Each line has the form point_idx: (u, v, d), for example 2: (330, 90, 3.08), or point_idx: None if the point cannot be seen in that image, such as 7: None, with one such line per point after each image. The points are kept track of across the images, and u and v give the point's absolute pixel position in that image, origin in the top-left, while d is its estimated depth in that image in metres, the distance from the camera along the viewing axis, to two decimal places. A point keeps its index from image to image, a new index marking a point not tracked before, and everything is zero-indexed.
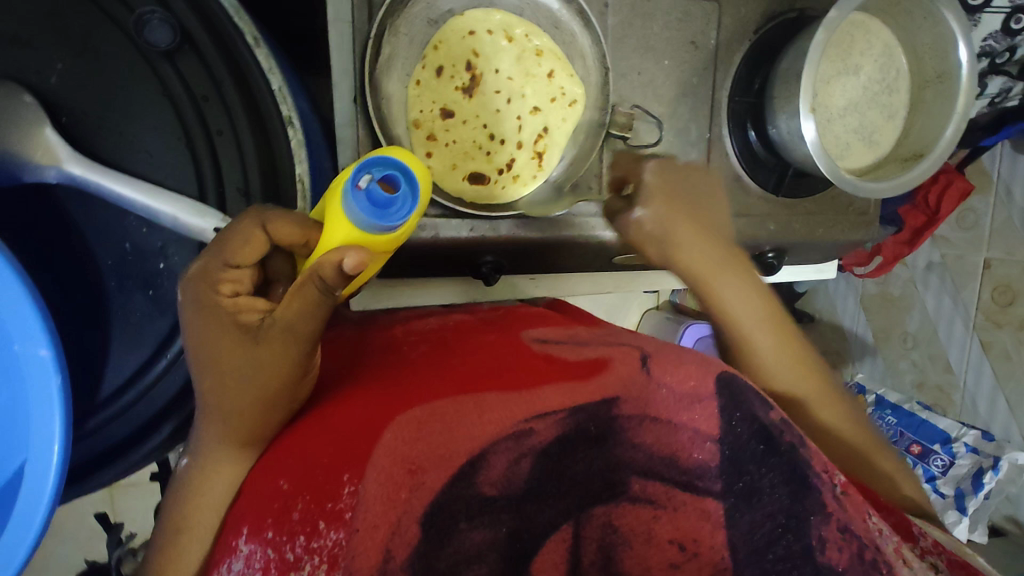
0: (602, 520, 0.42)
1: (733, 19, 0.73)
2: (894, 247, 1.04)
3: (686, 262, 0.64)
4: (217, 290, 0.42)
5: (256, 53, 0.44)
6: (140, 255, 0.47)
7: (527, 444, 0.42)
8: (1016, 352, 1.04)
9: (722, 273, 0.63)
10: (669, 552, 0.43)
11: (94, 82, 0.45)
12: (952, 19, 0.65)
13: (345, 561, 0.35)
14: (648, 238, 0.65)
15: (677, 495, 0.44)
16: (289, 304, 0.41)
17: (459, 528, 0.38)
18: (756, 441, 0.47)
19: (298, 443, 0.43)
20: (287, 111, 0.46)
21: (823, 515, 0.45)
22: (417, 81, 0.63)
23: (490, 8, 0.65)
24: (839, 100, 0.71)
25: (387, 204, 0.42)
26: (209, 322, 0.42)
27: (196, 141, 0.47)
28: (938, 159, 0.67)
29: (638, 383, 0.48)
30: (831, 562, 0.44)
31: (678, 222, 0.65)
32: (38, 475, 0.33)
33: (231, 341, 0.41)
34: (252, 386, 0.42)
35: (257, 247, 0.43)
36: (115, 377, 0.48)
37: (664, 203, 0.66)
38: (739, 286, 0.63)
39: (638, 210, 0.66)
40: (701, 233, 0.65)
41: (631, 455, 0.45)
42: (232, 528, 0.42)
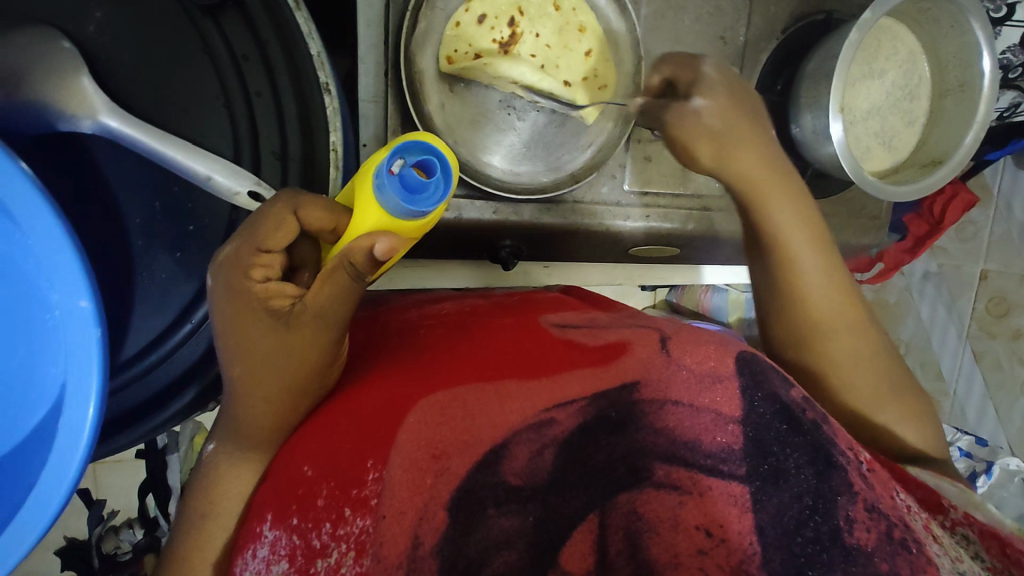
0: (626, 508, 0.41)
1: (763, 17, 0.73)
2: (896, 255, 1.04)
3: (743, 165, 0.57)
4: (248, 275, 0.39)
5: (297, 16, 0.44)
6: (170, 215, 0.46)
7: (549, 434, 0.42)
8: (1008, 364, 1.09)
9: (773, 186, 0.58)
10: (696, 537, 0.41)
11: (131, 33, 0.43)
12: (978, 28, 0.66)
13: (373, 548, 0.35)
14: (706, 131, 0.57)
15: (702, 480, 0.42)
16: (320, 289, 0.40)
17: (487, 514, 0.38)
18: (778, 420, 0.45)
19: (321, 428, 0.43)
20: (324, 78, 0.46)
21: (849, 495, 0.43)
22: (457, 22, 0.60)
23: None
24: (863, 104, 0.72)
25: (418, 189, 0.42)
26: (238, 309, 0.40)
27: (233, 102, 0.46)
28: (956, 165, 0.68)
29: (657, 366, 0.47)
30: (860, 542, 0.42)
31: (740, 120, 0.57)
32: (72, 429, 0.32)
33: (260, 327, 0.40)
34: (280, 370, 0.41)
35: (289, 234, 0.41)
36: (136, 340, 0.47)
37: (726, 96, 0.58)
38: (797, 213, 0.58)
39: (699, 99, 0.57)
40: (759, 138, 0.58)
41: (654, 441, 0.43)
42: (255, 513, 0.40)
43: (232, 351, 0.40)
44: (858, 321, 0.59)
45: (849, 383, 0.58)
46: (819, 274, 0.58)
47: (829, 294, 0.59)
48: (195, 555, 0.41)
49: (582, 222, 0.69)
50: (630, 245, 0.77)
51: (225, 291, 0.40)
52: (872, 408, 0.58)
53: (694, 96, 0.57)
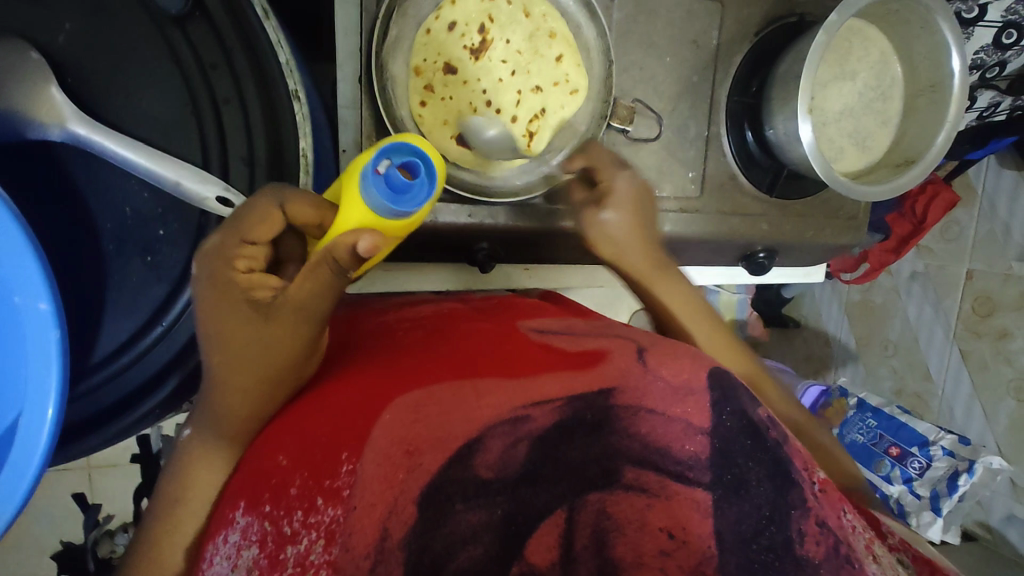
0: (596, 506, 0.41)
1: (734, 21, 0.74)
2: (881, 255, 1.07)
3: (631, 264, 0.63)
4: (231, 266, 0.40)
5: (266, 26, 0.46)
6: (141, 220, 0.47)
7: (523, 429, 0.41)
8: (994, 363, 1.07)
9: (663, 275, 0.64)
10: (660, 539, 0.41)
11: (99, 42, 0.45)
12: (946, 28, 0.67)
13: (342, 538, 0.34)
14: (604, 238, 0.64)
15: (670, 484, 0.43)
16: (302, 283, 0.39)
17: (456, 509, 0.37)
18: (744, 436, 0.46)
19: (298, 420, 0.42)
20: (294, 86, 0.48)
21: (803, 509, 0.45)
22: (428, 29, 0.63)
23: None
24: (835, 104, 0.73)
25: (403, 190, 0.41)
26: (222, 299, 0.40)
27: (202, 109, 0.47)
28: (928, 165, 0.68)
29: (634, 375, 0.47)
30: (808, 554, 0.43)
31: (634, 229, 0.64)
32: (33, 428, 0.33)
33: (242, 321, 0.40)
34: (259, 362, 0.41)
35: (275, 226, 0.40)
36: (108, 342, 0.48)
37: (630, 215, 0.64)
38: (679, 297, 0.63)
39: (607, 211, 0.64)
40: (646, 240, 0.64)
41: (626, 444, 0.43)
42: (229, 501, 0.41)
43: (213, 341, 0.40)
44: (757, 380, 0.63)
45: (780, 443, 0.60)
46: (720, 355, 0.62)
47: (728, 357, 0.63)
48: (164, 545, 0.41)
49: (558, 225, 0.70)
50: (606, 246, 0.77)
51: (209, 285, 0.40)
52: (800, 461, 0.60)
53: (602, 209, 0.64)
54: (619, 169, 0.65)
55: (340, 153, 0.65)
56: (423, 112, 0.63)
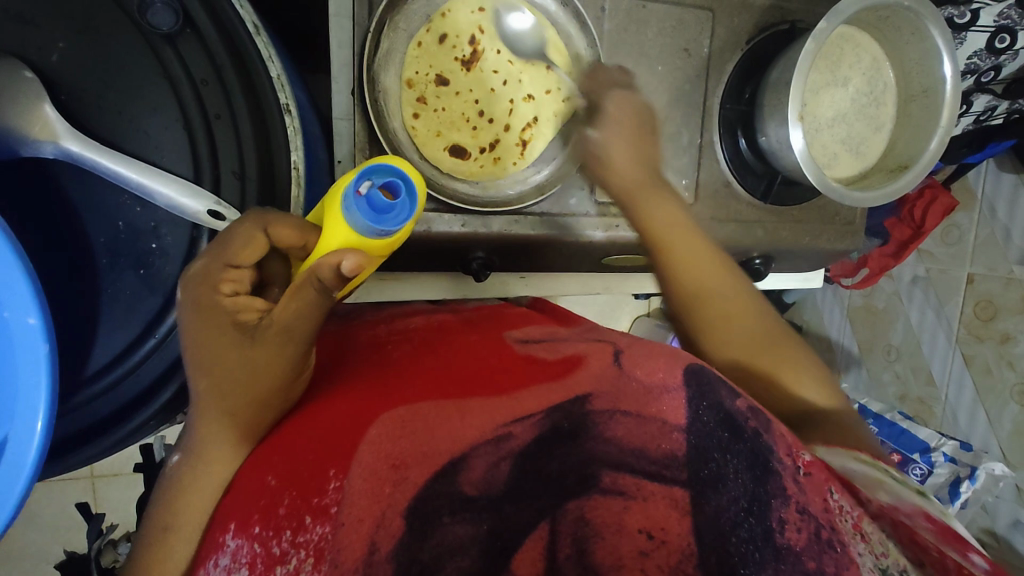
0: (576, 514, 0.40)
1: (726, 28, 0.75)
2: (880, 259, 1.08)
3: (616, 176, 0.63)
4: (217, 290, 0.40)
5: (257, 42, 0.47)
6: (133, 233, 0.48)
7: (506, 447, 0.41)
8: (998, 368, 1.06)
9: (647, 191, 0.63)
10: (638, 540, 0.40)
11: (93, 62, 0.46)
12: (937, 35, 0.66)
13: (331, 554, 0.34)
14: (589, 154, 0.64)
15: (646, 485, 0.42)
16: (286, 306, 0.39)
17: (442, 522, 0.37)
18: (721, 428, 0.46)
19: (287, 440, 0.42)
20: (284, 99, 0.49)
21: (782, 497, 0.44)
22: (418, 42, 0.63)
23: None
24: (827, 111, 0.73)
25: (386, 210, 0.42)
26: (208, 322, 0.40)
27: (194, 123, 0.48)
28: (922, 171, 0.68)
29: (609, 378, 0.48)
30: (790, 542, 0.42)
31: (621, 147, 0.63)
32: (21, 441, 0.34)
33: (230, 344, 0.40)
34: (247, 384, 0.41)
35: (258, 249, 0.41)
36: (103, 354, 0.49)
37: (619, 134, 0.63)
38: (666, 207, 0.62)
39: (592, 131, 0.64)
40: (638, 156, 0.63)
41: (604, 449, 0.43)
42: (217, 524, 0.40)
43: (199, 365, 0.41)
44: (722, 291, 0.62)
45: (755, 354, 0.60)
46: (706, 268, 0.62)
47: (699, 266, 0.62)
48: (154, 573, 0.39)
49: (553, 233, 0.70)
50: (603, 254, 0.78)
51: (195, 308, 0.41)
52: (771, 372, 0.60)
53: (589, 128, 0.64)
54: (611, 89, 0.64)
55: (334, 164, 0.66)
56: (417, 124, 0.64)
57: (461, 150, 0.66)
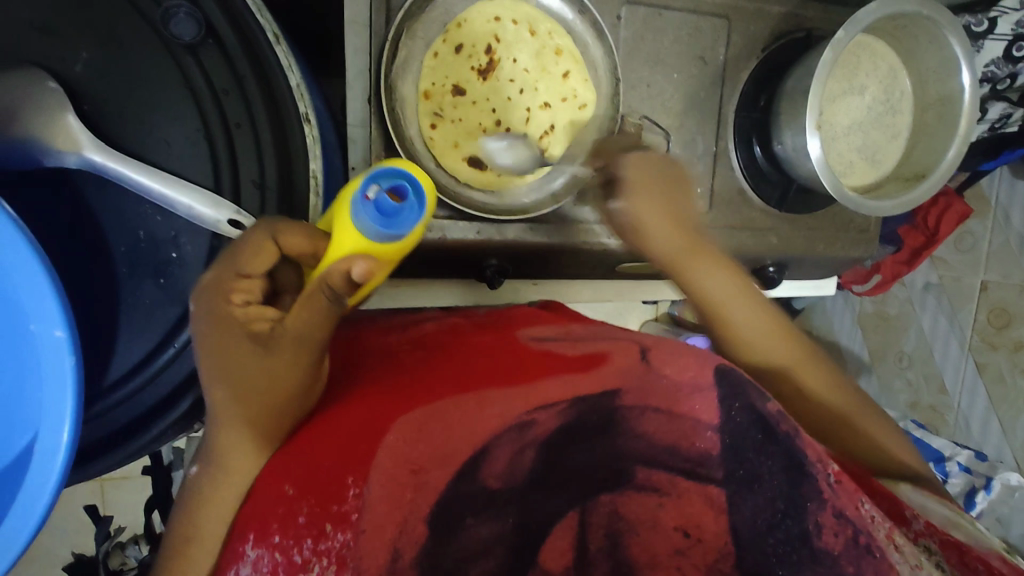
0: (609, 507, 0.42)
1: (742, 36, 0.75)
2: (894, 266, 1.07)
3: (661, 251, 0.57)
4: (228, 300, 0.41)
5: (278, 51, 0.47)
6: (153, 243, 0.48)
7: (529, 435, 0.41)
8: (1011, 375, 1.06)
9: (696, 263, 0.57)
10: (674, 538, 0.43)
11: (115, 72, 0.46)
12: (956, 43, 0.66)
13: (353, 562, 0.34)
14: (623, 230, 0.59)
15: (680, 482, 0.44)
16: (298, 313, 0.40)
17: (465, 524, 0.38)
18: (755, 429, 0.46)
19: (303, 446, 0.41)
20: (304, 109, 0.49)
21: (819, 501, 0.44)
22: (435, 53, 0.63)
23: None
24: (843, 119, 0.73)
25: (395, 213, 0.42)
26: (219, 332, 0.40)
27: (214, 133, 0.48)
28: (939, 180, 0.68)
29: (637, 375, 0.47)
30: (827, 546, 0.43)
31: (656, 216, 0.57)
32: (47, 454, 0.34)
33: (241, 350, 0.40)
34: (261, 392, 0.40)
35: (269, 259, 0.42)
36: (121, 364, 0.48)
37: (648, 201, 0.57)
38: (712, 277, 0.57)
39: (616, 202, 0.58)
40: (674, 218, 0.58)
41: (634, 445, 0.44)
42: (238, 534, 0.39)
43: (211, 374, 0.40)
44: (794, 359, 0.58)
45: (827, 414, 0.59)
46: (765, 335, 0.58)
47: (765, 338, 0.58)
48: None
49: (570, 240, 0.69)
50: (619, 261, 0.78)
51: (208, 320, 0.41)
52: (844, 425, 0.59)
53: (612, 200, 0.59)
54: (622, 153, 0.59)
55: (350, 171, 0.66)
56: (434, 135, 0.64)
57: (477, 160, 0.66)
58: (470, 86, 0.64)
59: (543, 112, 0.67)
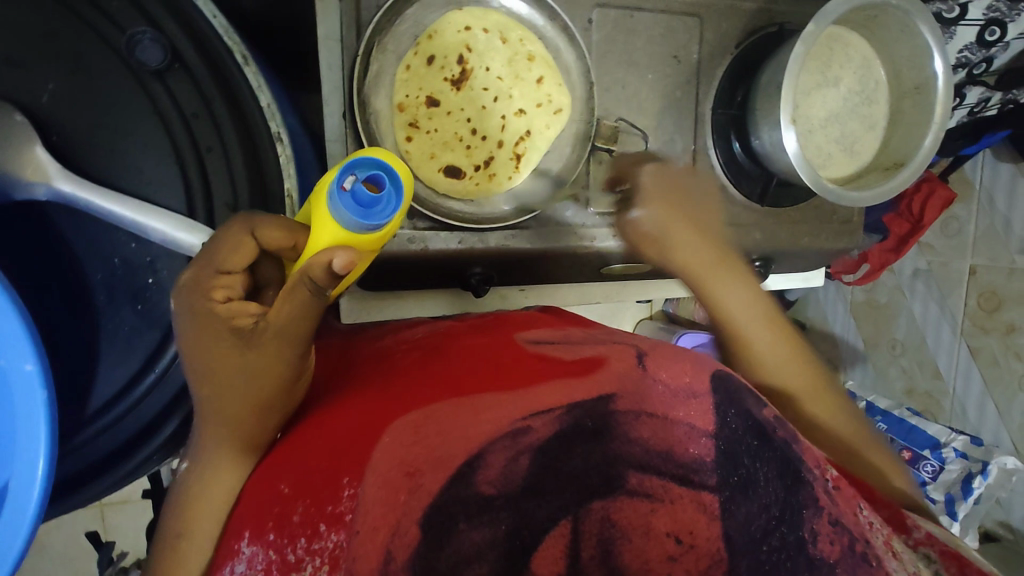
0: (600, 514, 0.39)
1: (714, 34, 0.75)
2: (881, 255, 1.07)
3: (682, 258, 0.64)
4: (208, 296, 0.38)
5: (246, 72, 0.47)
6: (130, 269, 0.48)
7: (524, 441, 0.40)
8: (1004, 359, 1.05)
9: (713, 272, 0.63)
10: (667, 544, 0.39)
11: (83, 100, 0.46)
12: (926, 31, 0.66)
13: (345, 564, 0.34)
14: (646, 237, 0.66)
15: (674, 488, 0.41)
16: (281, 307, 0.37)
17: (458, 528, 0.36)
18: (750, 436, 0.46)
19: (298, 447, 0.42)
20: (276, 128, 0.49)
21: (814, 508, 0.45)
22: (407, 66, 0.63)
23: (488, 8, 0.66)
24: (819, 111, 0.73)
25: (372, 204, 0.39)
26: (203, 329, 0.38)
27: (185, 157, 0.48)
28: (919, 167, 0.68)
29: (632, 380, 0.47)
30: (823, 553, 0.43)
31: (676, 222, 0.65)
32: (23, 488, 0.34)
33: (226, 348, 0.39)
34: (245, 389, 0.40)
35: (249, 254, 0.39)
36: (103, 392, 0.48)
37: (666, 209, 0.65)
38: (729, 285, 0.63)
39: (637, 210, 0.66)
40: (695, 231, 0.65)
41: (628, 450, 0.42)
42: (234, 531, 0.40)
43: (199, 373, 0.39)
44: (810, 379, 0.62)
45: (836, 435, 0.61)
46: (776, 348, 0.62)
47: (782, 357, 0.62)
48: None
49: (555, 245, 0.70)
50: (603, 264, 0.78)
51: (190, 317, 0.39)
52: (853, 453, 0.60)
53: (634, 209, 0.66)
54: (643, 166, 0.67)
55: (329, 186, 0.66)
56: (410, 148, 0.63)
57: (455, 170, 0.66)
58: (443, 97, 0.65)
59: (518, 119, 0.67)
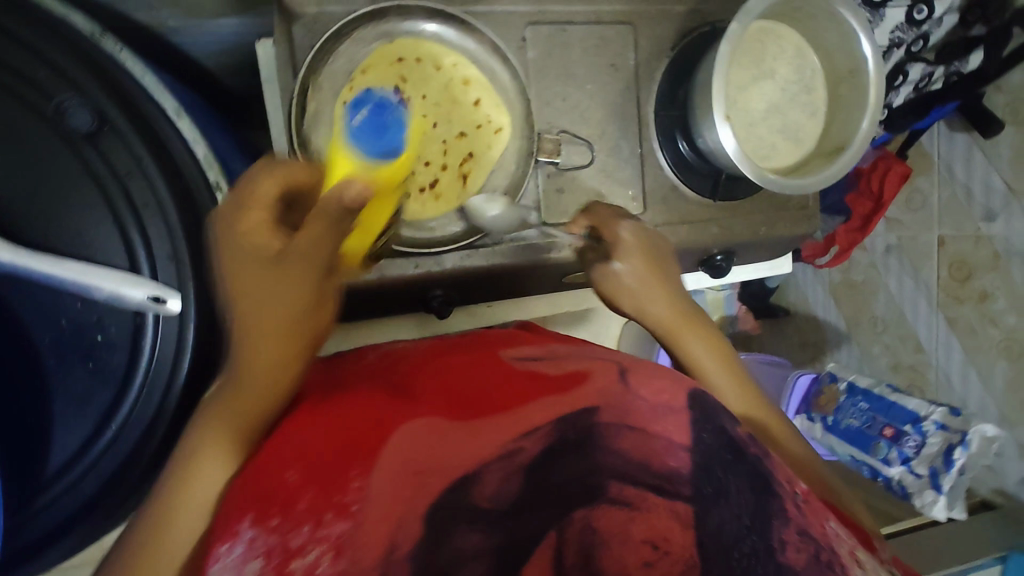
0: (583, 523, 0.40)
1: (649, 39, 0.76)
2: (848, 235, 1.06)
3: (657, 313, 0.63)
4: (246, 222, 0.43)
5: (182, 126, 0.53)
6: (77, 330, 0.49)
7: (517, 461, 0.40)
8: (981, 327, 1.04)
9: (688, 326, 0.63)
10: (643, 551, 0.39)
11: (17, 171, 0.47)
12: (849, 17, 0.68)
13: (350, 550, 0.34)
14: (623, 290, 0.64)
15: (650, 497, 0.41)
16: (307, 233, 0.40)
17: (458, 530, 0.37)
18: (723, 449, 0.45)
19: (295, 436, 0.40)
20: (213, 177, 0.54)
21: (783, 518, 0.43)
22: (344, 101, 0.64)
23: (420, 36, 0.67)
24: (759, 103, 0.74)
25: (382, 137, 0.50)
26: (245, 255, 0.43)
27: (122, 216, 0.49)
28: (858, 151, 0.69)
29: (616, 395, 0.45)
30: (789, 562, 0.41)
31: (650, 275, 0.64)
32: None
33: (262, 273, 0.43)
34: (281, 312, 0.43)
35: (279, 187, 0.45)
36: (61, 453, 0.49)
37: (641, 262, 0.64)
38: (703, 341, 0.63)
39: (617, 263, 0.64)
40: (667, 287, 0.65)
41: (609, 461, 0.42)
42: (223, 522, 0.36)
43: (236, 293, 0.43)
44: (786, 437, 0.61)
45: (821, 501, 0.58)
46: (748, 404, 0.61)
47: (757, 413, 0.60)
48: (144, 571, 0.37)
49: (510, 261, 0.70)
50: (565, 272, 0.79)
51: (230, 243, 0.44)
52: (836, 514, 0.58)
53: (613, 261, 0.65)
54: (620, 220, 0.66)
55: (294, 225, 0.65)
56: None
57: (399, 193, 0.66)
58: None
59: (459, 141, 0.69)
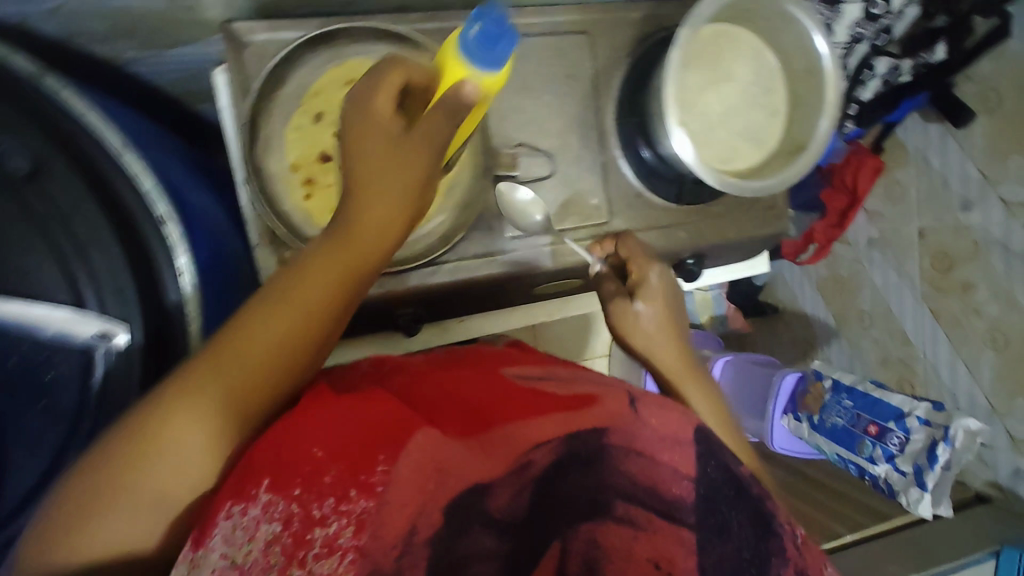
0: (588, 536, 0.37)
1: (605, 47, 0.76)
2: (826, 231, 1.07)
3: (663, 359, 0.65)
4: (375, 96, 0.48)
5: (128, 159, 0.54)
6: (24, 370, 0.49)
7: (529, 475, 0.39)
8: (965, 317, 1.00)
9: (691, 376, 0.64)
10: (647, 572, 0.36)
11: None
12: (803, 17, 0.68)
13: (372, 527, 0.34)
14: (639, 331, 0.65)
15: (657, 519, 0.39)
16: (428, 123, 0.46)
17: (472, 530, 0.35)
18: (728, 486, 0.43)
19: (318, 420, 0.42)
20: (161, 208, 0.54)
21: (782, 558, 0.41)
22: (296, 126, 0.65)
23: (371, 57, 0.67)
24: (716, 107, 0.74)
25: (496, 38, 0.47)
26: (369, 122, 0.47)
27: (66, 254, 0.50)
28: (816, 152, 0.68)
29: (624, 421, 0.44)
30: None
31: (665, 321, 0.66)
32: None
33: (385, 140, 0.47)
34: (394, 185, 0.47)
35: (390, 92, 0.48)
36: (17, 490, 0.50)
37: (662, 309, 0.66)
38: (705, 392, 0.64)
39: (639, 303, 0.66)
40: (677, 336, 0.66)
41: (616, 479, 0.40)
42: (239, 477, 0.38)
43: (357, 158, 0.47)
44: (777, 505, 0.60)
45: None
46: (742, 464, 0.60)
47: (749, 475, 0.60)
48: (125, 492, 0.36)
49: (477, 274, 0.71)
50: (536, 283, 0.79)
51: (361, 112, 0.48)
52: None
53: (636, 301, 0.66)
54: (652, 263, 0.67)
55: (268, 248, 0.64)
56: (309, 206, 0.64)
57: None
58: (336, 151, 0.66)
59: None
